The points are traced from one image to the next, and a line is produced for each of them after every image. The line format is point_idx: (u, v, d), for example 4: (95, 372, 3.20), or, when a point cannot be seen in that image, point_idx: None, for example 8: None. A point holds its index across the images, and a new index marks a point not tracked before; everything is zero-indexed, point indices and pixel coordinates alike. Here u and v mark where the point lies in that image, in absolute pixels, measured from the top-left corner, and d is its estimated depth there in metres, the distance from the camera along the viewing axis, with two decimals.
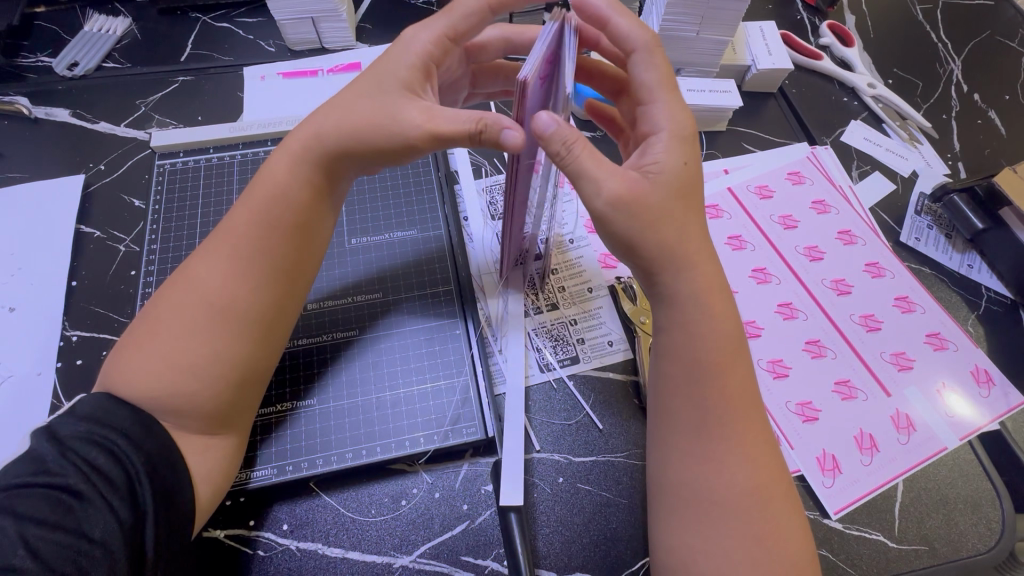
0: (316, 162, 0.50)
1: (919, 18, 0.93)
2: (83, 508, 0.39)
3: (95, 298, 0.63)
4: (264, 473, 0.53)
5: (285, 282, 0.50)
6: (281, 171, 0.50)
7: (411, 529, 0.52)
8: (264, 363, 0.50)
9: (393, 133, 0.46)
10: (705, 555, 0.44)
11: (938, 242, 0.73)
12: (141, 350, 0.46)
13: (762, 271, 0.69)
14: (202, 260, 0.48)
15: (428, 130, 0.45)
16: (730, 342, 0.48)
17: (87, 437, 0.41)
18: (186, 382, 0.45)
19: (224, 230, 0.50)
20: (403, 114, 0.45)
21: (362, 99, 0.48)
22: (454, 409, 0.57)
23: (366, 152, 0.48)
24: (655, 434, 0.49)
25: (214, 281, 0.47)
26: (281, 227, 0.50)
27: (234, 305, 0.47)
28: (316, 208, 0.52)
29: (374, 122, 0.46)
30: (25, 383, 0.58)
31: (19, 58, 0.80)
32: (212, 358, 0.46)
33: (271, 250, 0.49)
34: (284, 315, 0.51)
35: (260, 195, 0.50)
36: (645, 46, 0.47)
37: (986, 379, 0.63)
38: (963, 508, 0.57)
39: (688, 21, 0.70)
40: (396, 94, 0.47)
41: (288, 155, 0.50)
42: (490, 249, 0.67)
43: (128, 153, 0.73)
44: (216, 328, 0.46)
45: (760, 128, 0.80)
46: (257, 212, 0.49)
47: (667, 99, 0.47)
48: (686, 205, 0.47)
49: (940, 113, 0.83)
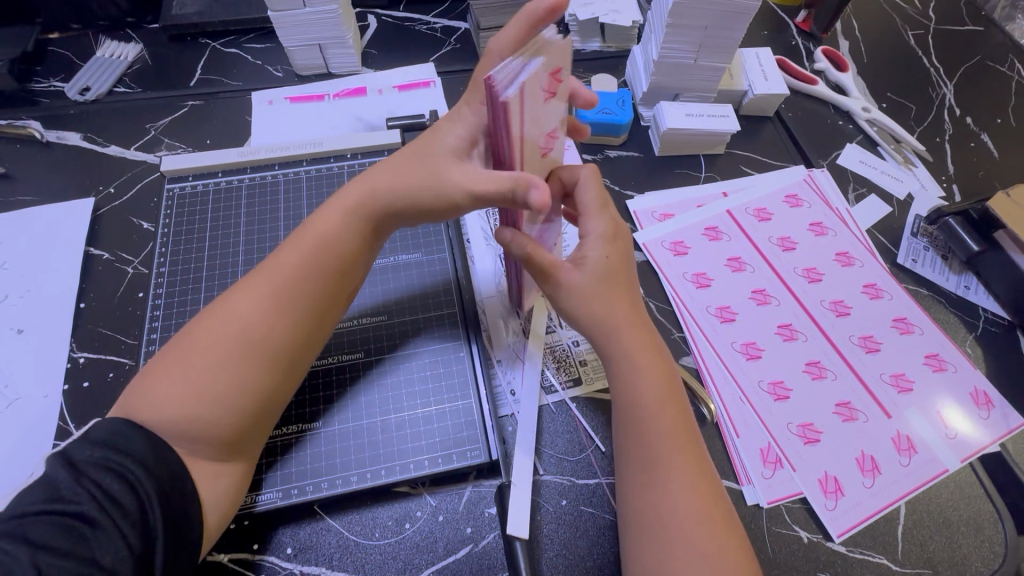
0: (372, 222, 0.54)
1: (912, 43, 0.95)
2: (95, 535, 0.39)
3: (101, 320, 0.64)
4: (268, 496, 0.53)
5: (315, 322, 0.52)
6: (332, 221, 0.53)
7: (415, 553, 0.52)
8: (280, 398, 0.50)
9: (438, 188, 0.49)
10: (688, 525, 0.46)
11: (935, 263, 0.74)
12: (167, 374, 0.46)
13: (762, 292, 0.70)
14: (243, 292, 0.50)
15: (466, 188, 0.47)
16: (664, 410, 0.50)
17: (99, 462, 0.42)
18: (205, 409, 0.46)
19: (269, 265, 0.51)
20: (446, 174, 0.49)
21: (411, 157, 0.52)
22: (459, 432, 0.57)
23: (411, 208, 0.52)
24: (616, 425, 0.52)
25: (251, 315, 0.49)
26: (319, 269, 0.51)
27: (263, 341, 0.48)
28: (357, 254, 0.54)
29: (421, 182, 0.50)
30: (31, 407, 0.58)
31: (32, 83, 0.81)
32: (234, 389, 0.47)
33: (307, 291, 0.51)
34: (308, 352, 0.52)
35: (310, 238, 0.52)
36: (586, 176, 0.54)
37: (985, 402, 0.63)
38: (966, 530, 0.57)
39: (686, 49, 0.72)
40: (439, 155, 0.50)
41: (340, 208, 0.53)
42: (492, 271, 0.68)
43: (138, 176, 0.75)
44: (245, 360, 0.48)
45: (759, 151, 0.82)
46: (304, 256, 0.51)
47: (597, 211, 0.53)
48: (614, 282, 0.52)
49: (934, 136, 0.85)
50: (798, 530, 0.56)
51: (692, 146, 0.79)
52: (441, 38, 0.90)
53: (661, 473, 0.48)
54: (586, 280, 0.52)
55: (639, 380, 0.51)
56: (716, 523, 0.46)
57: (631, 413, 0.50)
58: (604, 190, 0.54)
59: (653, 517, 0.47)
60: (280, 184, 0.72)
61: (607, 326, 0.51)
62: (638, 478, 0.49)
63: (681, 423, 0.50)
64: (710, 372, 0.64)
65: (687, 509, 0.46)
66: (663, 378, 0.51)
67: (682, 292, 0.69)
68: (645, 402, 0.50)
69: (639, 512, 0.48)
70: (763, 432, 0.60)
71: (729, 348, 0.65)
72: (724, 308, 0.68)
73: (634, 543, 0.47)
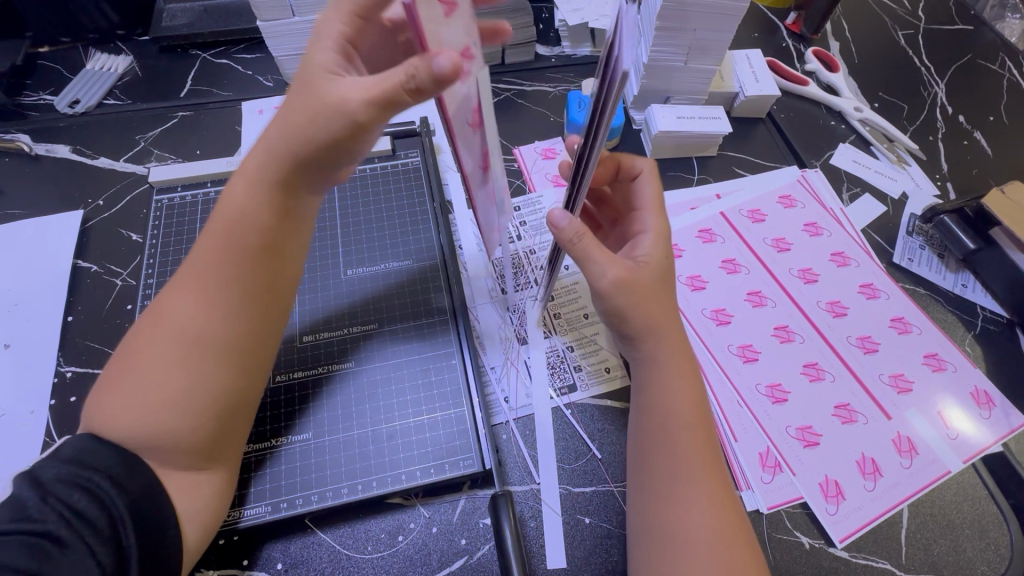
0: (277, 183, 0.47)
1: (902, 43, 0.95)
2: (66, 555, 0.39)
3: (89, 334, 0.63)
4: (256, 510, 0.52)
5: (260, 309, 0.48)
6: (239, 198, 0.48)
7: (408, 566, 0.51)
8: (244, 393, 0.48)
9: (330, 117, 0.42)
10: (702, 540, 0.45)
11: (931, 262, 0.73)
12: (119, 390, 0.44)
13: (756, 294, 0.69)
14: (175, 292, 0.47)
15: (362, 100, 0.40)
16: (694, 417, 0.49)
17: (68, 480, 0.41)
18: (165, 418, 0.44)
19: (193, 260, 0.48)
20: (339, 96, 0.41)
21: (293, 98, 0.44)
22: (452, 440, 0.56)
23: (312, 150, 0.44)
24: (634, 434, 0.51)
25: (186, 313, 0.46)
26: (242, 253, 0.47)
27: (205, 336, 0.45)
28: (282, 229, 0.49)
29: (311, 115, 0.43)
30: (15, 423, 0.57)
31: (21, 96, 0.81)
32: (187, 391, 0.44)
33: (243, 278, 0.47)
34: (261, 343, 0.49)
35: (221, 223, 0.48)
36: (647, 173, 0.57)
37: (986, 401, 0.63)
38: (970, 533, 0.56)
39: (676, 52, 0.71)
40: (320, 79, 0.43)
41: (246, 179, 0.47)
42: (486, 279, 0.68)
43: (127, 187, 0.74)
44: (190, 360, 0.45)
45: (751, 153, 0.82)
46: (224, 242, 0.47)
47: (657, 209, 0.55)
48: (667, 284, 0.52)
49: (927, 135, 0.85)
50: (800, 535, 0.55)
51: (684, 149, 0.79)
52: None
53: (676, 480, 0.47)
54: (644, 275, 0.51)
55: (666, 390, 0.50)
56: (729, 534, 0.46)
57: (658, 425, 0.49)
58: (660, 190, 0.57)
59: (671, 532, 0.46)
60: None
61: (656, 332, 0.50)
62: (653, 487, 0.48)
63: (705, 438, 0.49)
64: (706, 375, 0.63)
65: (709, 525, 0.46)
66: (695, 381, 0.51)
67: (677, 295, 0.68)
68: (674, 416, 0.49)
69: (654, 525, 0.47)
70: (761, 436, 0.59)
71: (725, 351, 0.65)
72: (719, 310, 0.67)
73: (644, 553, 0.47)
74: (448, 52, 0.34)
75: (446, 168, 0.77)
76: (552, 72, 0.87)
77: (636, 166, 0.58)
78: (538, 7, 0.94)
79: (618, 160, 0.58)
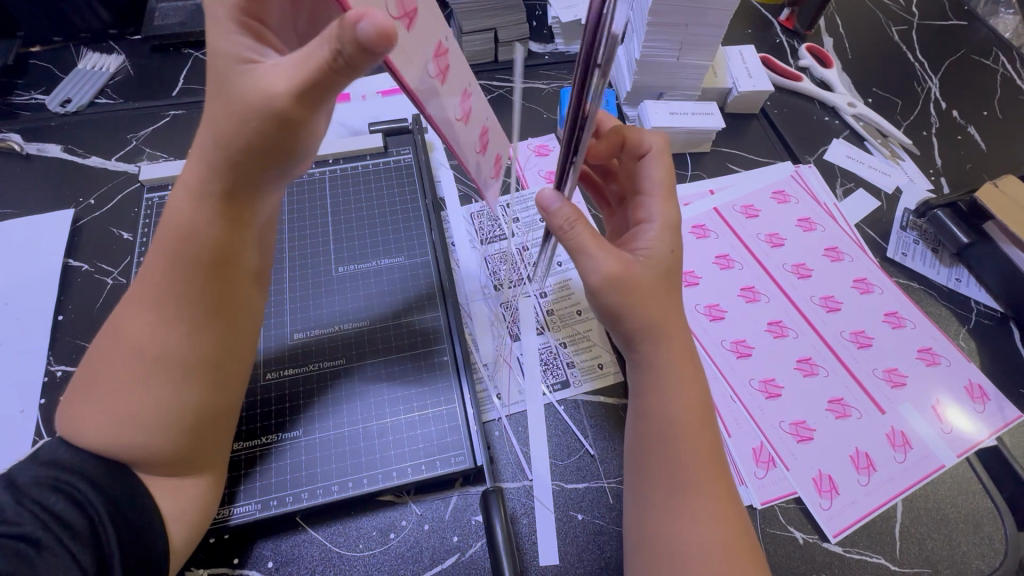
0: (213, 189, 0.44)
1: (896, 38, 0.95)
2: (43, 557, 0.38)
3: (80, 332, 0.63)
4: (246, 508, 0.51)
5: (218, 320, 0.47)
6: (179, 210, 0.45)
7: (400, 564, 0.51)
8: (212, 405, 0.47)
9: (255, 111, 0.39)
10: (697, 538, 0.45)
11: (925, 257, 0.73)
12: (83, 409, 0.44)
13: (750, 290, 0.69)
14: (130, 308, 0.45)
15: (289, 85, 0.37)
16: (692, 413, 0.49)
17: (45, 483, 0.40)
18: (126, 434, 0.43)
19: (145, 273, 0.46)
20: (257, 87, 0.38)
21: (215, 100, 0.41)
22: (443, 437, 0.55)
23: (248, 153, 0.41)
24: (632, 431, 0.51)
25: (143, 329, 0.44)
26: (191, 267, 0.45)
27: (162, 352, 0.44)
28: (233, 237, 0.47)
29: (235, 113, 0.39)
30: (5, 422, 0.57)
31: (13, 96, 0.81)
32: (149, 408, 0.43)
33: (194, 291, 0.45)
34: (222, 353, 0.47)
35: (166, 235, 0.45)
36: (657, 152, 0.55)
37: (980, 395, 0.62)
38: (965, 527, 0.56)
39: (668, 47, 0.71)
40: (235, 70, 0.39)
41: (187, 191, 0.45)
42: (479, 277, 0.68)
43: (118, 186, 0.74)
44: (150, 376, 0.43)
45: (744, 149, 0.81)
46: (170, 255, 0.45)
47: (664, 196, 0.53)
48: (669, 279, 0.51)
49: (921, 130, 0.85)
50: (794, 531, 0.54)
51: (678, 145, 0.78)
52: None
53: (672, 477, 0.47)
54: (642, 271, 0.50)
55: (663, 388, 0.50)
56: (726, 532, 0.45)
57: (654, 423, 0.49)
58: (670, 174, 0.55)
59: (669, 537, 0.46)
60: None
61: (655, 334, 0.50)
62: (649, 485, 0.48)
63: (707, 444, 0.48)
64: None
65: (709, 531, 0.45)
66: (695, 378, 0.51)
67: None
68: (673, 421, 0.48)
69: (650, 526, 0.47)
70: (755, 431, 0.59)
71: (719, 346, 0.64)
72: (713, 306, 0.67)
73: (640, 549, 0.47)
74: (370, 12, 0.31)
75: (439, 166, 0.77)
76: (546, 69, 0.87)
77: (646, 143, 0.56)
78: (532, 5, 0.93)
79: (625, 136, 0.57)
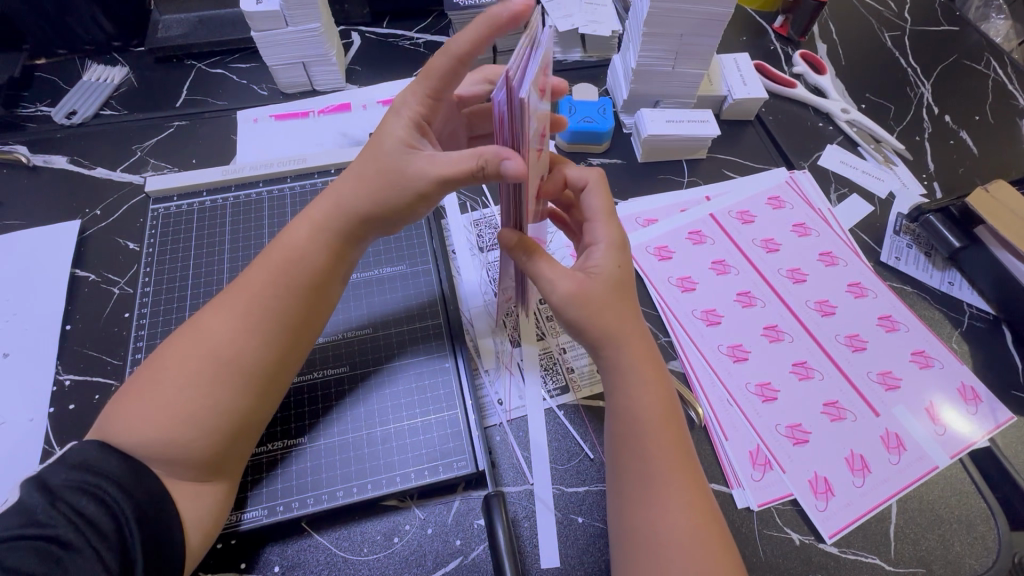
0: (333, 227, 0.54)
1: (889, 44, 0.97)
2: (72, 559, 0.39)
3: (87, 342, 0.64)
4: (254, 514, 0.52)
5: (292, 339, 0.52)
6: (297, 240, 0.53)
7: (403, 568, 0.52)
8: (260, 415, 0.50)
9: (401, 182, 0.50)
10: (686, 542, 0.46)
11: (918, 260, 0.74)
12: (141, 400, 0.46)
13: (746, 294, 0.70)
14: (216, 311, 0.50)
15: (433, 175, 0.48)
16: (666, 419, 0.50)
17: (74, 484, 0.42)
18: (180, 430, 0.46)
19: (241, 284, 0.52)
20: (409, 167, 0.49)
21: (367, 161, 0.52)
22: (446, 442, 0.57)
23: (379, 208, 0.52)
24: (610, 437, 0.52)
25: (224, 333, 0.49)
26: (290, 291, 0.52)
27: (238, 359, 0.49)
28: (332, 272, 0.54)
29: (384, 181, 0.51)
30: (15, 431, 0.58)
31: (19, 108, 0.82)
32: (210, 407, 0.47)
33: (283, 313, 0.51)
34: (284, 371, 0.52)
35: (276, 256, 0.53)
36: (592, 181, 0.56)
37: (972, 397, 0.63)
38: (958, 527, 0.57)
39: (663, 57, 0.73)
40: (398, 151, 0.50)
41: (309, 224, 0.54)
42: (480, 284, 0.69)
43: (124, 197, 0.75)
44: (219, 380, 0.48)
45: (740, 155, 0.83)
46: (274, 275, 0.52)
47: (606, 218, 0.54)
48: (623, 292, 0.52)
49: (914, 135, 0.86)
50: (790, 532, 0.56)
51: (674, 151, 0.80)
52: (424, 52, 0.91)
53: (660, 482, 0.48)
54: (597, 286, 0.51)
55: (643, 394, 0.50)
56: (712, 535, 0.47)
57: (636, 429, 0.50)
58: (609, 199, 0.56)
59: (647, 535, 0.47)
60: (266, 203, 0.73)
61: (617, 342, 0.51)
62: (636, 490, 0.48)
63: (677, 441, 0.50)
64: (697, 375, 0.64)
65: (685, 527, 0.46)
66: (662, 383, 0.52)
67: (668, 297, 0.69)
68: (643, 421, 0.50)
69: (634, 530, 0.47)
70: (752, 434, 0.60)
71: (715, 351, 0.66)
72: (709, 311, 0.68)
73: (626, 553, 0.47)
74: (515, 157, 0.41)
75: None
76: None
77: (580, 175, 0.57)
78: None
79: (564, 173, 0.58)
